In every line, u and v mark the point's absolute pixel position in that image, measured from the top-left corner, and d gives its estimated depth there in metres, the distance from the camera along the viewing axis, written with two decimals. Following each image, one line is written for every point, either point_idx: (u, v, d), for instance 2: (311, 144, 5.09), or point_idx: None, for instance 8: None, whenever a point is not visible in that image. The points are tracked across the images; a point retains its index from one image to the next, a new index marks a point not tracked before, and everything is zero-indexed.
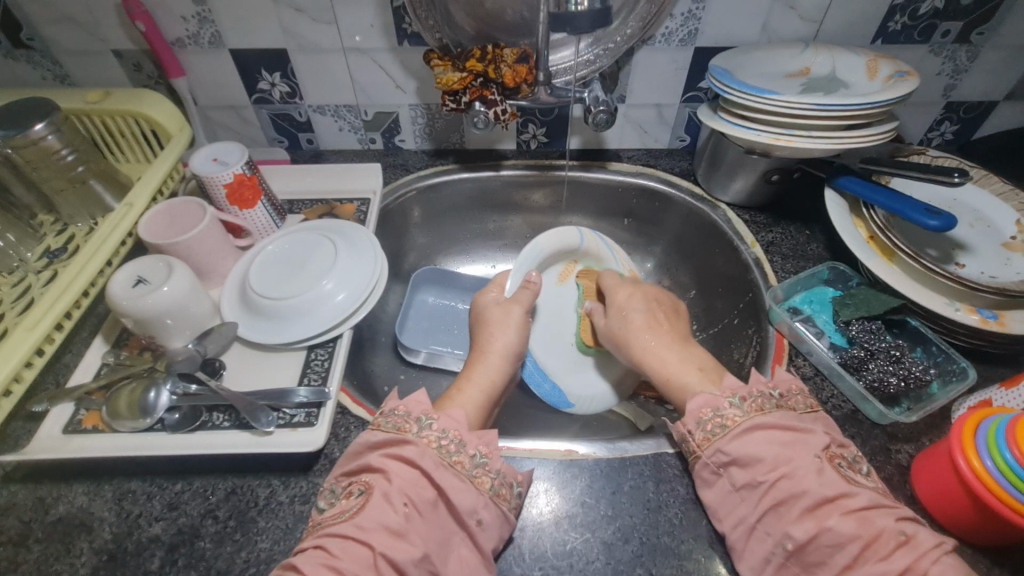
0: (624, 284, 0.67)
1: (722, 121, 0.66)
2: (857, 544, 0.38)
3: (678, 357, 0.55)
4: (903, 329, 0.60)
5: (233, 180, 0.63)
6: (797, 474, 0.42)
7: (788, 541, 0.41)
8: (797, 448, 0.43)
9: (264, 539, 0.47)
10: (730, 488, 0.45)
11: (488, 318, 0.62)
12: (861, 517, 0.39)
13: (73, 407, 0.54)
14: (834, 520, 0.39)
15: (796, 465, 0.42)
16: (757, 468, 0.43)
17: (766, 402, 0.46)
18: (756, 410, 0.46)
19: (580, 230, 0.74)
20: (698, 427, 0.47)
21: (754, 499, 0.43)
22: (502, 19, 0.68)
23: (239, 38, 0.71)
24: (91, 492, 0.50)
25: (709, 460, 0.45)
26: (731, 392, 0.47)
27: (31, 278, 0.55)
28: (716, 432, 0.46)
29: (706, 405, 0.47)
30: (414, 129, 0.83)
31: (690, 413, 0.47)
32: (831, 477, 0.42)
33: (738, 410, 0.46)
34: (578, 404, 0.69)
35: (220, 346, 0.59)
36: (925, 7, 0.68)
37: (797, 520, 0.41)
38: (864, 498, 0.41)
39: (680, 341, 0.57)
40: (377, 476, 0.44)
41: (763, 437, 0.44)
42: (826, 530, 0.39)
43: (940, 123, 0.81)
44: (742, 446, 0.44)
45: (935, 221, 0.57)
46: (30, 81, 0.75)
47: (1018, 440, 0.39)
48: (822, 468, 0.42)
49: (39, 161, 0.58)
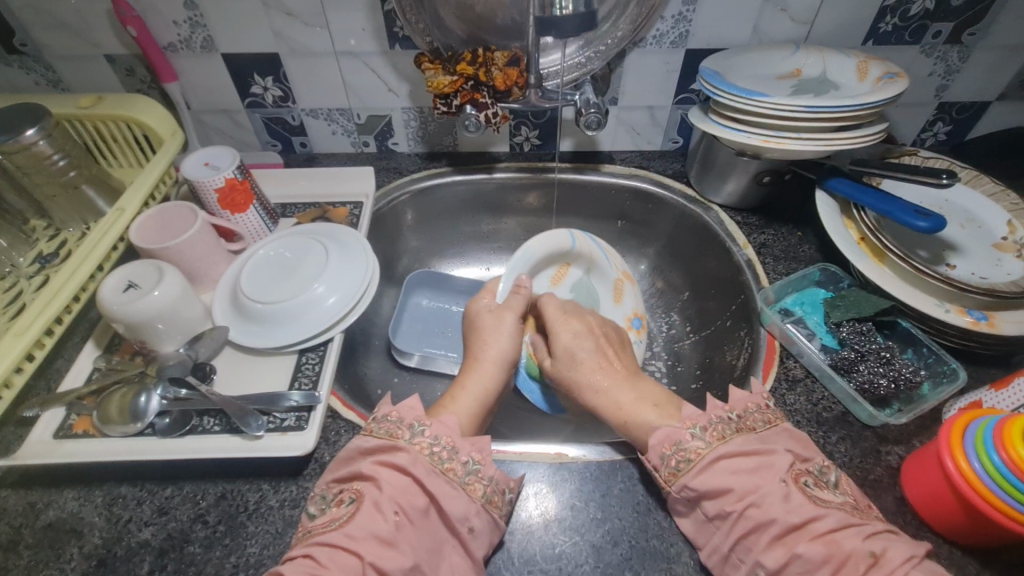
0: (563, 317, 0.63)
1: (713, 123, 0.66)
2: (827, 569, 0.38)
3: (632, 395, 0.55)
4: (894, 331, 0.59)
5: (225, 184, 0.63)
6: (765, 502, 0.42)
7: (761, 571, 0.41)
8: (763, 474, 0.43)
9: (253, 544, 0.47)
10: (705, 517, 0.45)
11: (481, 326, 0.62)
12: (830, 541, 0.39)
13: (64, 412, 0.54)
14: (803, 547, 0.39)
15: (763, 492, 0.42)
16: (727, 498, 0.43)
17: (725, 428, 0.46)
18: (717, 438, 0.46)
19: (572, 232, 0.73)
20: (663, 463, 0.46)
21: (726, 529, 0.43)
22: (493, 23, 0.68)
23: (232, 42, 0.71)
24: (81, 497, 0.50)
25: (680, 495, 0.45)
26: (691, 422, 0.47)
27: (22, 283, 0.56)
28: (682, 466, 0.45)
29: (667, 439, 0.47)
30: (407, 132, 0.84)
31: (652, 449, 0.47)
32: (797, 502, 0.41)
33: (699, 441, 0.46)
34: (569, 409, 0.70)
35: (212, 350, 0.59)
36: (915, 8, 0.68)
37: (767, 549, 0.41)
38: (834, 520, 0.40)
39: (628, 378, 0.57)
40: (369, 484, 0.44)
41: (728, 464, 0.44)
42: (796, 559, 0.39)
43: (933, 123, 0.81)
44: (709, 480, 0.44)
45: (923, 223, 0.57)
46: (23, 86, 0.75)
47: (1006, 441, 0.39)
48: (788, 493, 0.42)
49: (30, 167, 0.58)
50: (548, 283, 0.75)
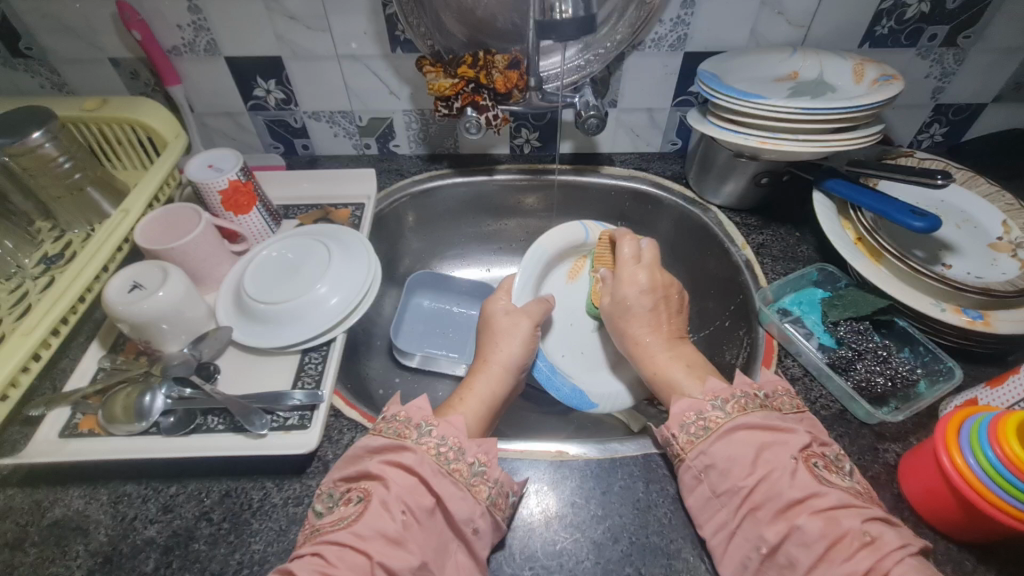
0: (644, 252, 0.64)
1: (711, 125, 0.66)
2: (823, 544, 0.39)
3: (667, 354, 0.57)
4: (891, 330, 0.60)
5: (229, 186, 0.63)
6: (773, 476, 0.43)
7: (763, 545, 0.41)
8: (776, 450, 0.44)
9: (258, 541, 0.48)
10: (711, 494, 0.45)
11: (496, 328, 0.62)
12: (829, 518, 0.40)
13: (70, 411, 0.55)
14: (803, 519, 0.40)
15: (773, 467, 0.43)
16: (737, 472, 0.44)
17: (749, 403, 0.48)
18: (739, 411, 0.47)
19: (585, 224, 0.76)
20: (682, 431, 0.48)
21: (734, 505, 0.44)
22: (493, 26, 0.69)
23: (235, 46, 0.72)
24: (87, 495, 0.51)
25: (693, 464, 0.46)
26: (714, 396, 0.49)
27: (28, 284, 0.56)
28: (699, 434, 0.47)
29: (689, 408, 0.48)
30: (408, 134, 0.84)
31: (674, 418, 0.49)
32: (803, 479, 0.42)
33: (721, 411, 0.47)
34: (601, 404, 0.66)
35: (215, 350, 0.60)
36: (911, 11, 0.69)
37: (770, 522, 0.42)
38: (833, 498, 0.41)
39: (670, 340, 0.59)
40: (375, 483, 0.45)
41: (744, 437, 0.45)
42: (795, 530, 0.40)
43: (929, 125, 0.82)
44: (725, 447, 0.45)
45: (919, 223, 0.57)
46: (29, 89, 0.76)
47: (1000, 437, 0.39)
48: (796, 470, 0.43)
49: (36, 169, 0.58)
50: (565, 277, 0.76)
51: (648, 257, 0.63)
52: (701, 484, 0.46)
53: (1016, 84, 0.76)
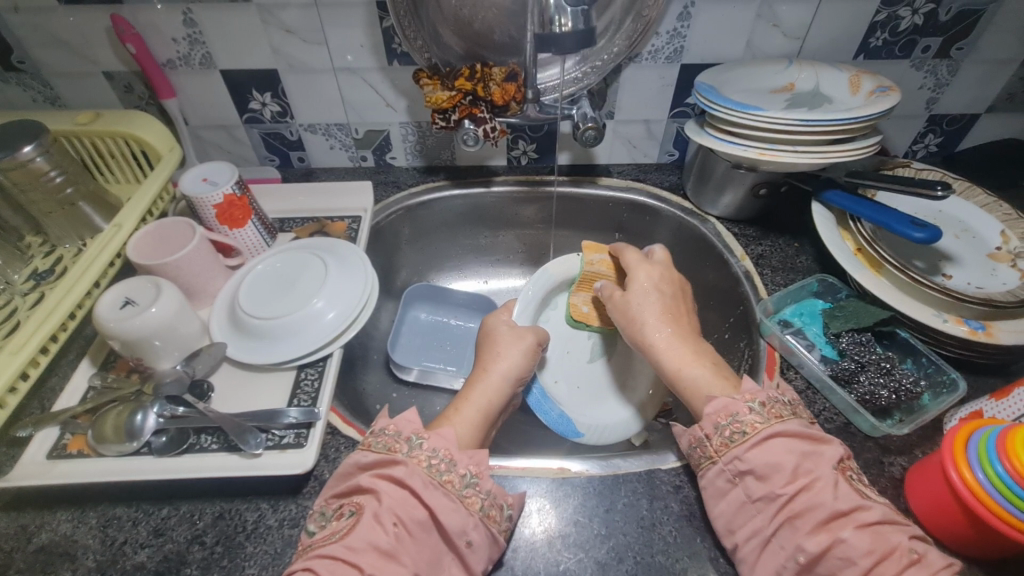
0: (649, 263, 0.63)
1: (710, 137, 0.66)
2: (871, 559, 0.38)
3: (692, 348, 0.55)
4: (893, 341, 0.60)
5: (223, 200, 0.63)
6: (818, 486, 0.42)
7: (801, 555, 0.41)
8: (817, 459, 0.44)
9: (252, 565, 0.46)
10: (746, 498, 0.45)
11: (499, 337, 0.62)
12: (875, 533, 0.40)
13: (58, 431, 0.53)
14: (848, 533, 0.40)
15: (816, 477, 0.43)
16: (776, 479, 0.43)
17: (785, 409, 0.47)
18: (775, 417, 0.46)
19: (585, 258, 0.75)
20: (716, 433, 0.47)
21: (771, 511, 0.43)
22: (490, 39, 0.69)
23: (230, 60, 0.72)
24: (75, 519, 0.49)
25: (726, 467, 0.46)
26: (751, 398, 0.48)
27: (17, 299, 0.54)
28: (734, 439, 0.46)
29: (723, 410, 0.47)
30: (404, 147, 0.84)
31: (707, 419, 0.48)
32: (846, 491, 0.42)
33: (757, 416, 0.46)
34: (588, 434, 0.64)
35: (209, 367, 0.58)
36: (904, 24, 0.69)
37: (810, 533, 0.41)
38: (878, 512, 0.41)
39: (690, 334, 0.56)
40: (368, 497, 0.44)
41: (782, 445, 0.44)
42: (839, 543, 0.40)
43: (924, 135, 0.82)
44: (761, 456, 0.44)
45: (919, 233, 0.57)
46: (20, 103, 0.75)
47: (1008, 451, 0.39)
48: (838, 481, 0.43)
49: (27, 184, 0.57)
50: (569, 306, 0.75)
51: (660, 267, 0.62)
52: (735, 487, 0.45)
53: (1009, 94, 0.76)
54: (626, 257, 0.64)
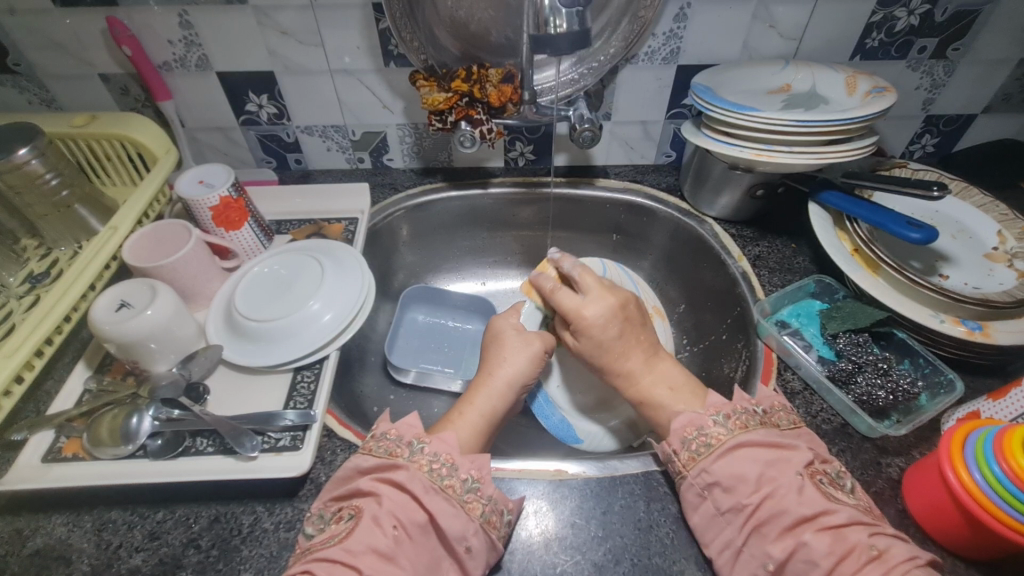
0: (586, 307, 0.58)
1: (707, 138, 0.66)
2: (832, 560, 0.39)
3: (650, 373, 0.56)
4: (890, 341, 0.60)
5: (220, 202, 0.63)
6: (780, 493, 0.42)
7: (769, 562, 0.41)
8: (780, 467, 0.44)
9: (247, 568, 0.46)
10: (716, 510, 0.44)
11: (503, 340, 0.61)
12: (836, 534, 0.40)
13: (53, 434, 0.53)
14: (809, 535, 0.40)
15: (778, 484, 0.43)
16: (741, 489, 0.44)
17: (750, 420, 0.48)
18: (740, 427, 0.47)
19: (603, 263, 0.76)
20: (683, 447, 0.47)
21: (740, 522, 0.43)
22: (487, 40, 0.69)
23: (226, 62, 0.72)
24: (69, 523, 0.49)
25: (696, 480, 0.46)
26: (716, 410, 0.49)
27: (12, 303, 0.54)
28: (701, 451, 0.46)
29: (690, 423, 0.48)
30: (402, 148, 0.84)
31: (674, 433, 0.48)
32: (811, 495, 0.42)
33: (722, 428, 0.47)
34: (586, 441, 0.66)
35: (205, 370, 0.58)
36: (900, 24, 0.69)
37: (776, 538, 0.41)
38: (851, 516, 0.41)
39: (650, 356, 0.58)
40: (368, 499, 0.44)
41: (748, 455, 0.45)
42: (801, 546, 0.40)
43: (921, 136, 0.82)
44: (725, 467, 0.45)
45: (916, 234, 0.57)
46: (16, 105, 0.75)
47: (1005, 451, 0.39)
48: (803, 486, 0.42)
49: (23, 187, 0.57)
50: None
51: (598, 310, 0.58)
52: (705, 501, 0.45)
53: (1005, 95, 0.77)
54: (561, 304, 0.60)
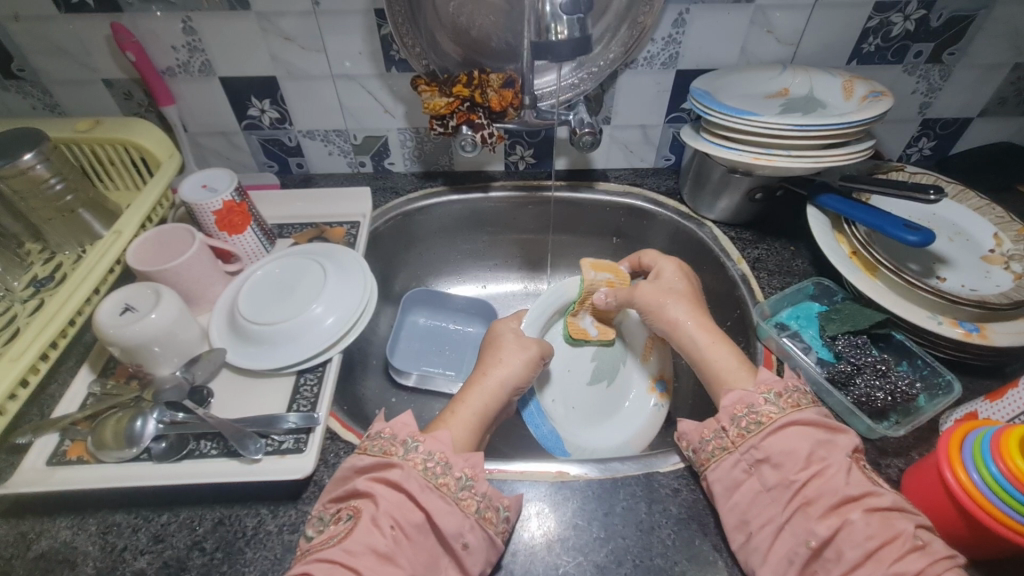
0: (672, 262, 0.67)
1: (705, 142, 0.67)
2: (873, 543, 0.39)
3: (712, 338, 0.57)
4: (889, 343, 0.61)
5: (223, 206, 0.63)
6: (829, 472, 0.43)
7: (812, 539, 0.41)
8: (831, 448, 0.45)
9: (251, 570, 0.46)
10: (762, 487, 0.45)
11: (500, 342, 0.62)
12: (885, 517, 0.41)
13: (58, 438, 0.53)
14: (856, 514, 0.41)
15: (828, 463, 0.44)
16: (789, 466, 0.44)
17: (802, 399, 0.48)
18: (792, 406, 0.47)
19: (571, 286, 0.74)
20: (732, 424, 0.48)
21: (785, 500, 0.44)
22: (488, 46, 0.70)
23: (229, 67, 0.72)
24: (75, 525, 0.49)
25: (743, 456, 0.46)
26: (767, 388, 0.49)
27: (17, 307, 0.55)
28: (751, 428, 0.47)
29: (739, 401, 0.49)
30: (403, 152, 0.84)
31: (725, 410, 0.49)
32: (857, 476, 0.43)
33: (773, 406, 0.47)
34: (574, 454, 0.67)
35: (209, 372, 0.59)
36: (897, 29, 0.70)
37: (821, 517, 0.42)
38: (888, 499, 0.42)
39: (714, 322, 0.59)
40: (365, 501, 0.44)
41: (798, 432, 0.46)
42: (847, 524, 0.41)
43: (917, 139, 0.83)
44: (778, 443, 0.45)
45: (912, 237, 0.58)
46: (20, 110, 0.75)
47: (1004, 452, 0.39)
48: (850, 468, 0.44)
49: (27, 191, 0.58)
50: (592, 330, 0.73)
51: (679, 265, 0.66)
52: (751, 477, 0.46)
53: (1001, 98, 0.77)
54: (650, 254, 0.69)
